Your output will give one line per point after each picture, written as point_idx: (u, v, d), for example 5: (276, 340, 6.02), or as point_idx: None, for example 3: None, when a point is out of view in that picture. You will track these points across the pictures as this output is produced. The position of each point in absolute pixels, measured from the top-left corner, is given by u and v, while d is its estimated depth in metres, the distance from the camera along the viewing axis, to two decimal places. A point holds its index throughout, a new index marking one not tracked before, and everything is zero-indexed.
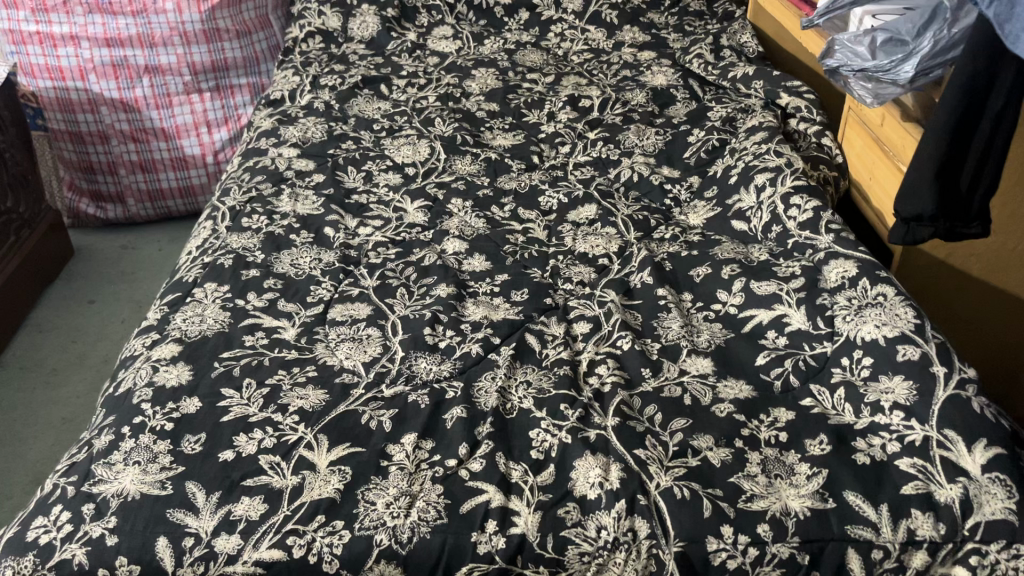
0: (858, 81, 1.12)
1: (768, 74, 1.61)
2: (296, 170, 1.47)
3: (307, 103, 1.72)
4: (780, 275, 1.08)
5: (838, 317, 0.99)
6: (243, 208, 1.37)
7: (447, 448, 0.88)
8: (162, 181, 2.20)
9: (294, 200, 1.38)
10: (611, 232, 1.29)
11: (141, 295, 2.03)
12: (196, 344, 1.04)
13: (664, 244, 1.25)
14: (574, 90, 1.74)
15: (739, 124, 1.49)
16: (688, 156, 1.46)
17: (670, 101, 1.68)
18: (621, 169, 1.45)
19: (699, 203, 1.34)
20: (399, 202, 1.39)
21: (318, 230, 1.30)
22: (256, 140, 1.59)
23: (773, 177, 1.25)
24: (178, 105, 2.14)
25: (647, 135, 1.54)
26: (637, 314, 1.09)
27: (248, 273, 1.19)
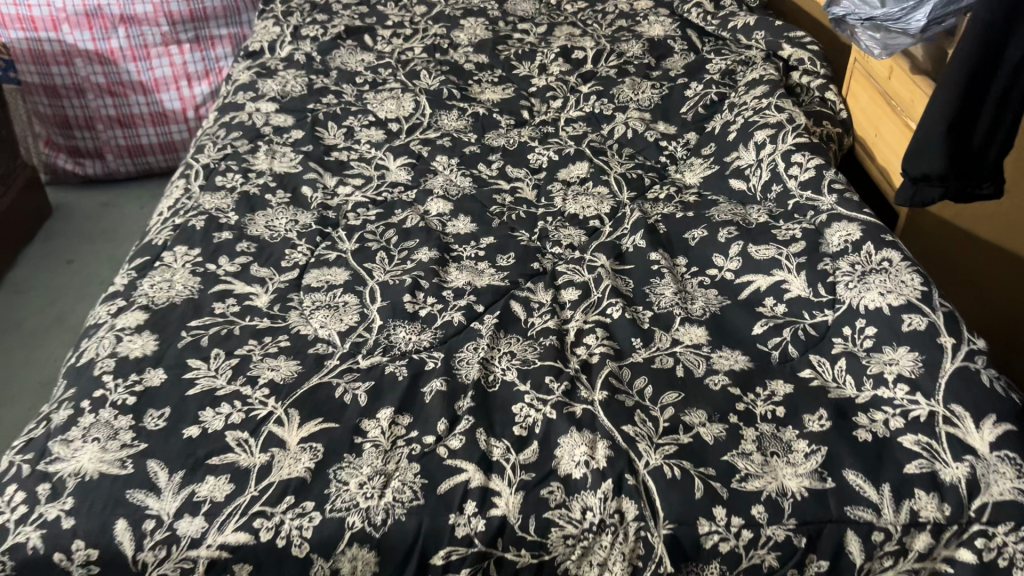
0: (866, 31, 1.06)
1: (770, 24, 1.54)
2: (273, 126, 1.40)
3: (287, 56, 1.64)
4: (780, 239, 1.02)
5: (840, 284, 0.94)
6: (218, 165, 1.30)
7: (425, 424, 0.83)
8: (142, 136, 2.12)
9: (271, 158, 1.31)
10: (603, 192, 1.23)
11: (122, 255, 1.97)
12: (164, 311, 0.99)
13: (658, 205, 1.19)
14: (567, 41, 1.66)
15: (738, 77, 1.42)
16: (684, 111, 1.39)
17: (667, 52, 1.61)
18: (614, 125, 1.39)
19: (695, 161, 1.28)
20: (381, 158, 1.33)
21: (295, 190, 1.24)
22: (233, 94, 1.52)
23: (773, 133, 1.18)
24: (156, 57, 2.06)
25: (643, 89, 1.47)
26: (629, 280, 1.03)
27: (221, 235, 1.13)
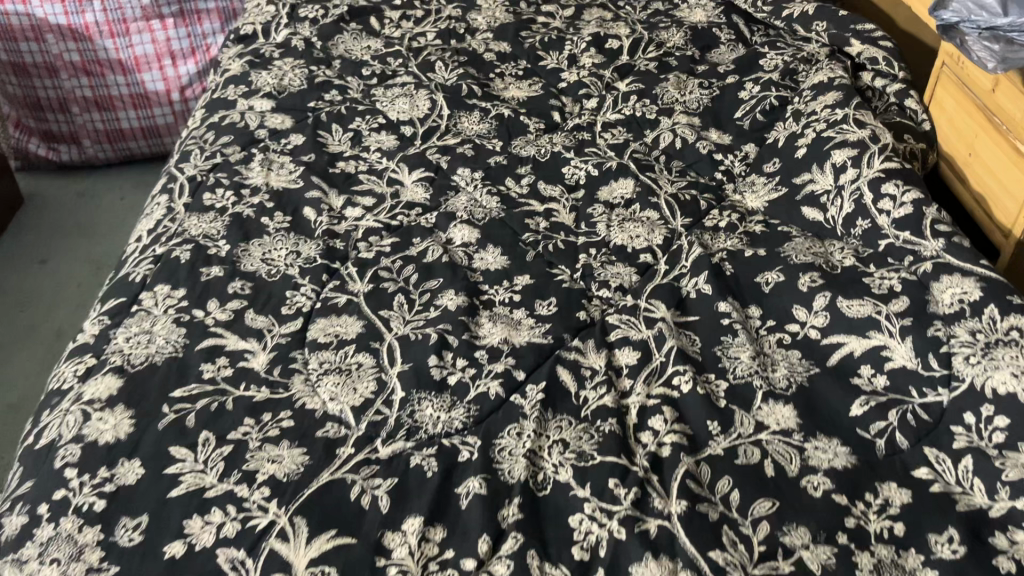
0: (981, 42, 0.88)
1: (832, 13, 1.36)
2: (269, 128, 1.23)
3: (283, 41, 1.46)
4: (875, 293, 0.86)
5: (958, 357, 0.78)
6: (205, 178, 1.13)
7: (463, 542, 0.67)
8: (122, 120, 1.94)
9: (268, 170, 1.14)
10: (652, 218, 1.06)
11: (101, 255, 1.80)
12: (141, 375, 0.82)
13: (719, 236, 1.02)
14: (599, 26, 1.48)
15: (801, 77, 1.25)
16: (739, 117, 1.22)
17: (713, 41, 1.43)
18: (659, 133, 1.22)
19: (757, 181, 1.11)
20: (394, 171, 1.16)
21: (296, 211, 1.07)
22: (223, 87, 1.33)
23: (856, 153, 1.02)
24: (136, 33, 1.86)
25: (689, 88, 1.30)
26: (695, 337, 0.87)
27: (210, 272, 0.96)
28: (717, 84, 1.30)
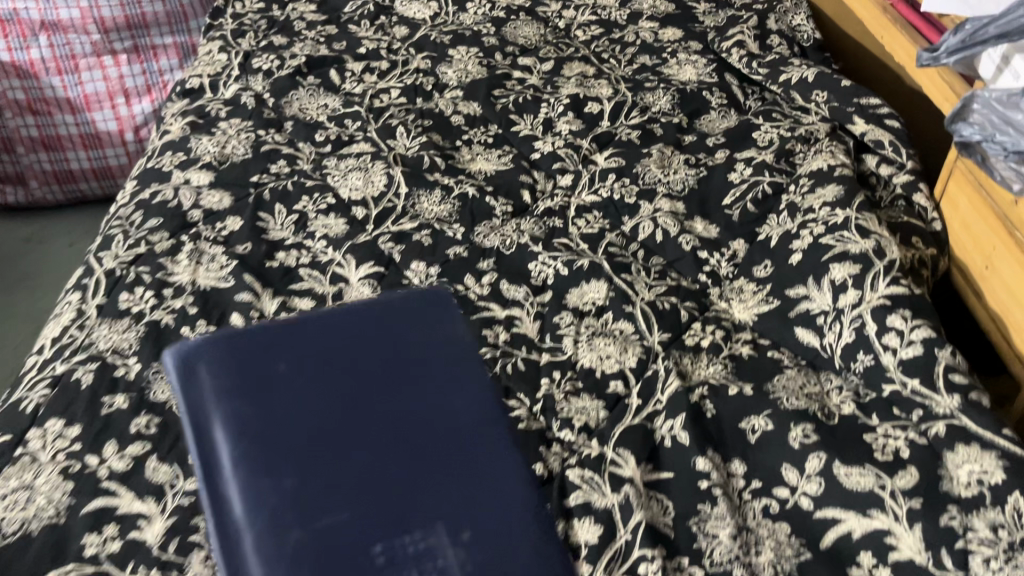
0: (1010, 164, 0.76)
1: (833, 81, 1.23)
2: (204, 209, 1.10)
3: (231, 96, 1.32)
4: (879, 458, 0.74)
5: (977, 557, 0.66)
6: (125, 274, 1.00)
7: None
8: (71, 161, 1.79)
9: (197, 264, 1.01)
10: (626, 332, 0.94)
11: (44, 310, 1.67)
12: (13, 553, 0.70)
13: (701, 360, 0.90)
14: (578, 85, 1.35)
15: (798, 159, 1.12)
16: (728, 205, 1.09)
17: (703, 107, 1.30)
18: (639, 220, 1.09)
19: (745, 287, 0.99)
20: (340, 264, 1.03)
21: (222, 318, 0.94)
22: (158, 154, 1.20)
23: (858, 269, 0.89)
24: (86, 70, 1.73)
25: (673, 166, 1.17)
26: (668, 503, 0.75)
27: (113, 402, 0.84)
28: (705, 162, 1.18)
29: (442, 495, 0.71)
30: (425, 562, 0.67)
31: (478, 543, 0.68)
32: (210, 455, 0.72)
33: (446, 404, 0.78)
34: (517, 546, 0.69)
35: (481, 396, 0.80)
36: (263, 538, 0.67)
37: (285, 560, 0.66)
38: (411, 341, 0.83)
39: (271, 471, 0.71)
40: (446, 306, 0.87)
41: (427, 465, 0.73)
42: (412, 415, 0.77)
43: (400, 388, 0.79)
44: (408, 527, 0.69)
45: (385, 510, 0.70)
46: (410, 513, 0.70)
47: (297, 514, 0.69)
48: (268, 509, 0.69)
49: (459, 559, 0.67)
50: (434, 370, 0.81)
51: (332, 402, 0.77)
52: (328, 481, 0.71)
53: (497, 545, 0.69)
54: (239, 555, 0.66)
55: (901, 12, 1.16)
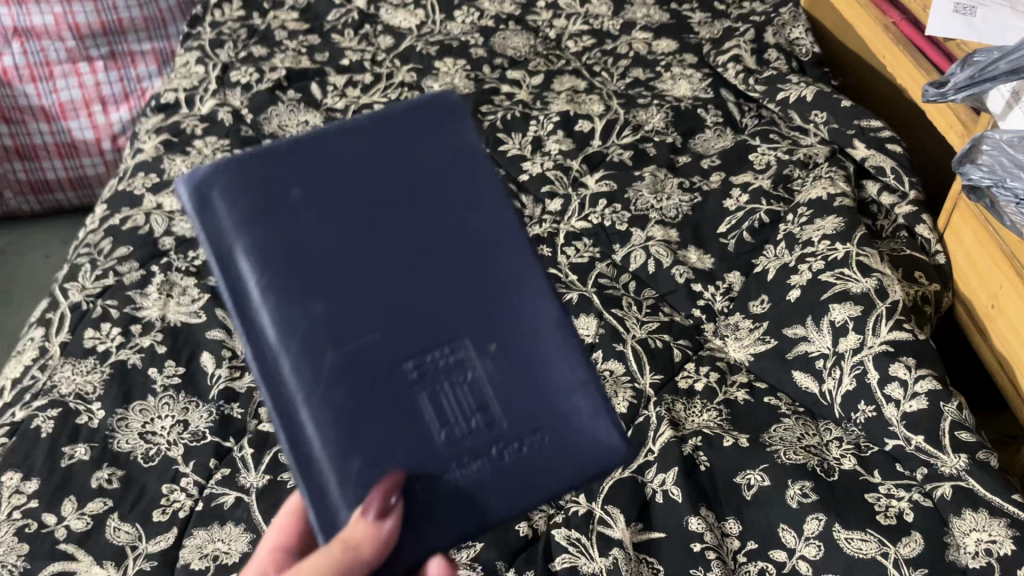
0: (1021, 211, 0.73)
1: (832, 100, 1.18)
2: (176, 236, 1.05)
3: (208, 112, 1.28)
4: (882, 522, 0.70)
5: None
6: (91, 307, 0.95)
7: None
8: (46, 170, 1.75)
9: (167, 297, 0.97)
10: (616, 373, 0.89)
11: (17, 324, 1.62)
12: None
13: (694, 405, 0.86)
14: (569, 101, 1.31)
15: (796, 186, 1.08)
16: (723, 234, 1.05)
17: (697, 125, 1.26)
18: (631, 249, 1.05)
19: (740, 323, 0.94)
20: None
21: (191, 357, 0.89)
22: (131, 175, 1.16)
23: (860, 311, 0.85)
24: (61, 78, 1.67)
25: (667, 191, 1.13)
26: (659, 567, 0.72)
27: (74, 452, 0.80)
28: (700, 186, 1.13)
29: (475, 299, 0.62)
30: (456, 375, 0.60)
31: (508, 357, 0.62)
32: (207, 212, 0.62)
33: (461, 220, 0.64)
34: (556, 394, 0.62)
35: (496, 209, 0.65)
36: (281, 307, 0.59)
37: (308, 341, 0.59)
38: (407, 164, 0.64)
39: (273, 196, 0.62)
40: (444, 108, 0.68)
41: (443, 262, 0.63)
42: (426, 227, 0.63)
43: (411, 194, 0.63)
44: (435, 341, 0.61)
45: (408, 281, 0.61)
46: (424, 304, 0.61)
47: (318, 280, 0.60)
48: (255, 221, 0.61)
49: (487, 372, 0.61)
50: (437, 166, 0.65)
51: (330, 143, 0.64)
52: (362, 287, 0.60)
53: (529, 375, 0.62)
54: (250, 299, 0.60)
55: (905, 34, 1.12)
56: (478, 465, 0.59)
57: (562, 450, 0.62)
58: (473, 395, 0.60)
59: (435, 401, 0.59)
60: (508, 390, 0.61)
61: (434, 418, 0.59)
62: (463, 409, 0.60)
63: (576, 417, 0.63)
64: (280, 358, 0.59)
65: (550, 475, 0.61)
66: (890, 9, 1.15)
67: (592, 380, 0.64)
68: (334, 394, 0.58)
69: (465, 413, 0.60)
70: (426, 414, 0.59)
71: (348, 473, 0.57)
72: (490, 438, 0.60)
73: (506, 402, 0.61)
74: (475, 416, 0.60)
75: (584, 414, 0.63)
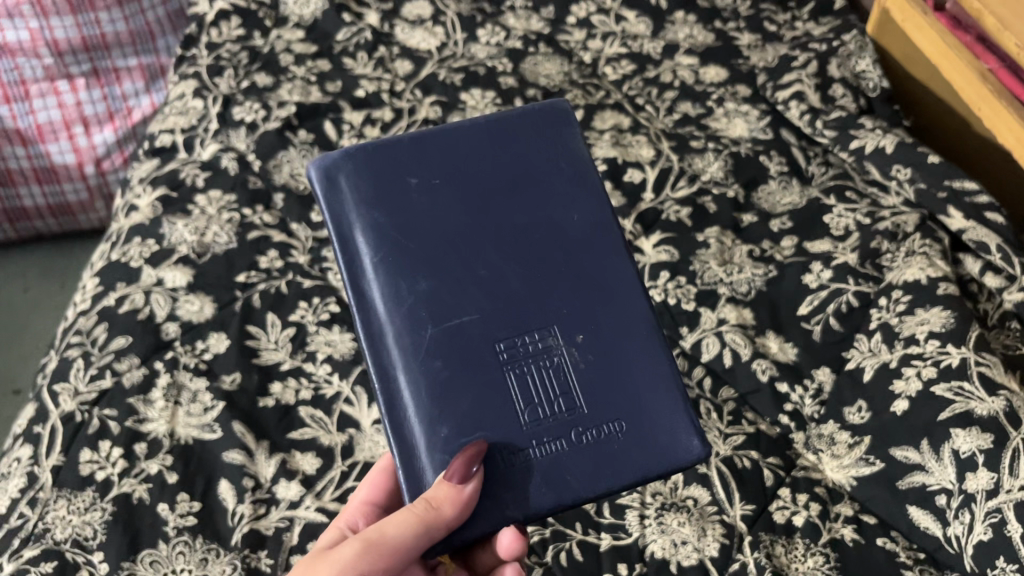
0: None
1: (915, 152, 1.06)
2: (181, 321, 0.92)
3: (210, 158, 1.13)
4: None
5: None
6: (86, 417, 0.82)
7: None
8: (23, 198, 1.60)
9: (175, 405, 0.84)
10: (700, 503, 0.78)
11: (15, 378, 1.53)
12: None
13: (795, 546, 0.74)
14: (614, 145, 1.17)
15: (885, 262, 0.95)
16: (806, 317, 0.93)
17: (760, 174, 1.13)
18: (702, 335, 0.92)
19: (837, 436, 0.82)
20: (348, 400, 0.86)
21: (207, 487, 0.77)
22: (125, 240, 1.02)
23: (990, 442, 0.74)
24: (38, 97, 1.52)
25: (736, 261, 1.00)
26: None
27: None
28: (772, 254, 1.01)
29: (560, 282, 0.65)
30: (544, 359, 0.63)
31: (594, 347, 0.65)
32: (332, 191, 0.66)
33: (558, 212, 0.67)
34: (637, 390, 0.64)
35: (597, 207, 0.68)
36: (389, 282, 0.64)
37: (408, 311, 0.63)
38: (519, 149, 0.69)
39: (391, 183, 0.66)
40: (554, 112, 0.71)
41: (540, 252, 0.66)
42: (526, 214, 0.67)
43: (521, 179, 0.68)
44: (527, 326, 0.64)
45: (505, 266, 0.65)
46: (518, 287, 0.65)
47: (426, 258, 0.64)
48: (373, 201, 0.66)
49: (573, 357, 0.64)
50: (546, 162, 0.69)
51: (445, 136, 0.68)
52: (462, 270, 0.64)
53: (613, 363, 0.65)
54: (361, 273, 0.65)
55: (1003, 82, 1.00)
56: (557, 446, 0.62)
57: (637, 441, 0.63)
58: (557, 378, 0.63)
59: (521, 382, 0.63)
60: (592, 374, 0.64)
61: (520, 399, 0.63)
62: (548, 391, 0.63)
63: (656, 410, 0.64)
64: (383, 328, 0.63)
65: (620, 461, 0.62)
66: (987, 54, 1.03)
67: (673, 376, 0.65)
68: (431, 364, 0.62)
69: (550, 396, 0.63)
70: (514, 395, 0.63)
71: (438, 439, 0.61)
72: (572, 421, 0.63)
73: (590, 388, 0.64)
74: (559, 399, 0.63)
75: (661, 408, 0.64)
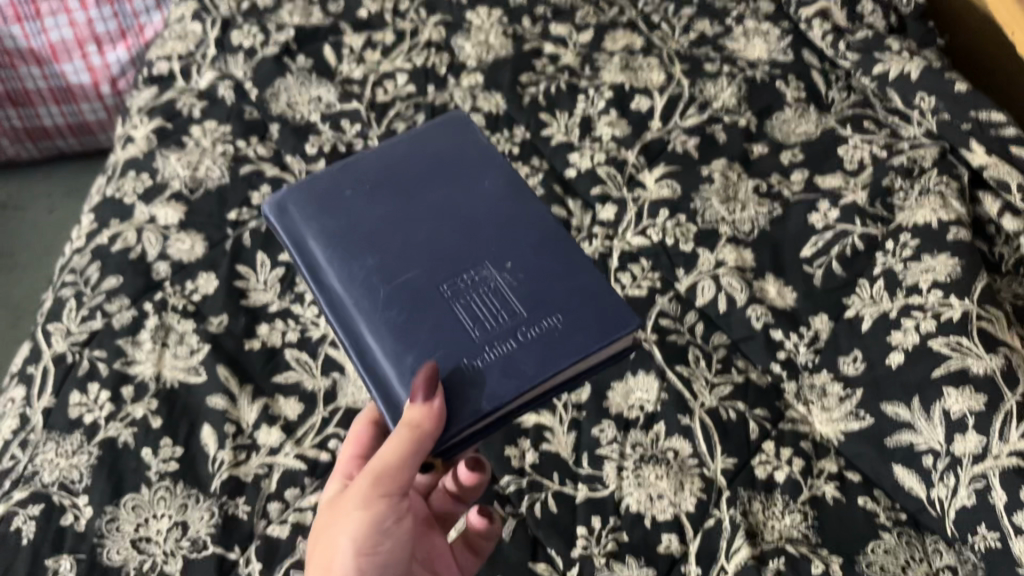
0: None
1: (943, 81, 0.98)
2: (172, 261, 0.92)
3: (206, 87, 1.11)
4: None
5: None
6: (76, 359, 0.83)
7: None
8: (43, 117, 1.55)
9: (162, 347, 0.84)
10: (679, 456, 0.76)
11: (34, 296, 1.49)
12: None
13: (774, 503, 0.73)
14: (622, 69, 1.11)
15: (897, 201, 0.91)
16: (808, 260, 0.89)
17: (776, 101, 1.06)
18: (698, 277, 0.89)
19: (828, 388, 0.80)
20: (333, 342, 0.86)
21: (190, 432, 0.78)
22: (120, 175, 1.01)
23: (981, 404, 0.72)
24: (49, 15, 1.44)
25: (740, 198, 0.96)
26: None
27: (58, 568, 0.70)
28: (780, 189, 0.96)
29: (473, 239, 0.69)
30: (482, 288, 0.66)
31: (522, 270, 0.67)
32: (291, 220, 0.71)
33: (473, 187, 0.74)
34: (551, 290, 0.66)
35: (499, 180, 0.74)
36: (388, 277, 0.66)
37: (360, 282, 0.66)
38: (423, 154, 0.76)
39: (343, 197, 0.72)
40: (449, 123, 0.79)
41: (472, 225, 0.70)
42: (451, 200, 0.72)
43: (441, 174, 0.74)
44: (464, 266, 0.67)
45: (447, 228, 0.70)
46: (443, 243, 0.69)
47: (400, 248, 0.68)
48: (342, 230, 0.69)
49: (507, 282, 0.66)
50: (459, 161, 0.76)
51: (389, 153, 0.76)
52: (420, 241, 0.69)
53: (534, 281, 0.66)
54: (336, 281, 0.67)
55: None
56: (506, 346, 0.62)
57: (554, 342, 0.63)
58: (496, 299, 0.65)
59: (468, 310, 0.64)
60: (529, 291, 0.66)
61: (466, 320, 0.64)
62: (492, 307, 0.64)
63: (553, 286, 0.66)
64: (353, 308, 0.65)
65: (558, 345, 0.62)
66: None
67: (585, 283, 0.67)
68: (391, 313, 0.64)
69: (493, 313, 0.64)
70: (462, 318, 0.64)
71: (404, 366, 0.62)
72: (513, 325, 0.63)
73: (526, 296, 0.65)
74: (501, 313, 0.64)
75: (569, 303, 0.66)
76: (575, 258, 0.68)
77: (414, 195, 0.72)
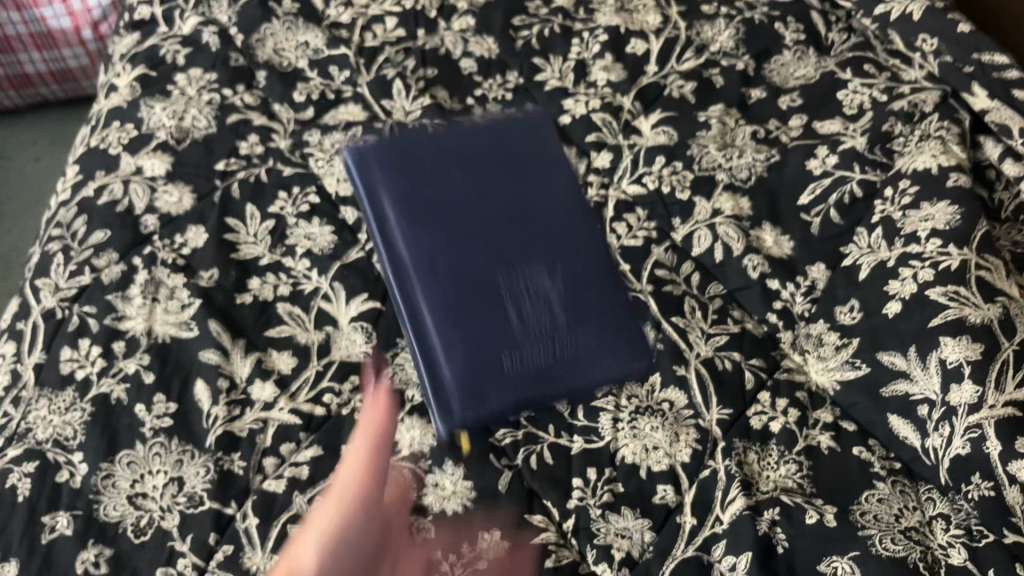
0: None
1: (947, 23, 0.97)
2: (161, 213, 0.90)
3: (190, 32, 1.07)
4: None
5: None
6: (65, 315, 0.82)
7: None
8: (24, 63, 1.51)
9: (153, 302, 0.83)
10: (675, 407, 0.76)
11: (22, 247, 1.47)
12: None
13: (769, 454, 0.73)
14: (618, 11, 1.08)
15: (896, 147, 0.90)
16: (806, 208, 0.88)
17: (775, 43, 1.04)
18: (694, 226, 0.88)
19: (825, 337, 0.79)
20: (326, 296, 0.85)
21: (184, 388, 0.78)
22: (104, 124, 0.99)
23: (979, 354, 0.72)
24: None
25: (737, 145, 0.94)
26: None
27: (54, 525, 0.70)
28: (778, 135, 0.95)
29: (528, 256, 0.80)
30: (532, 331, 0.76)
31: (569, 313, 0.78)
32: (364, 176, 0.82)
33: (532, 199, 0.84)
34: (589, 340, 0.77)
35: (558, 210, 0.84)
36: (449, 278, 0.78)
37: (424, 253, 0.79)
38: (495, 143, 0.86)
39: (413, 168, 0.83)
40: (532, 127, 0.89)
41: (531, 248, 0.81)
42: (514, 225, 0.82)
43: (511, 222, 0.82)
44: (520, 292, 0.78)
45: (508, 242, 0.81)
46: (503, 240, 0.81)
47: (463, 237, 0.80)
48: (412, 193, 0.82)
49: (556, 323, 0.77)
50: (525, 189, 0.84)
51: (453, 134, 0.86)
52: (482, 236, 0.80)
53: (580, 313, 0.78)
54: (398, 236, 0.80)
55: None
56: (541, 376, 0.75)
57: (585, 374, 0.76)
58: (541, 331, 0.77)
59: (517, 352, 0.75)
60: (569, 329, 0.77)
61: (514, 351, 0.75)
62: (539, 318, 0.77)
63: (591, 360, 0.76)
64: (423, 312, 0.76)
65: (586, 377, 0.76)
66: None
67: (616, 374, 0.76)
68: (446, 317, 0.76)
69: (540, 336, 0.76)
70: (511, 362, 0.75)
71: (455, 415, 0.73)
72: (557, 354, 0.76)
73: (570, 309, 0.78)
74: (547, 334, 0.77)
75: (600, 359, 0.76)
76: (614, 295, 0.80)
77: (476, 173, 0.84)
